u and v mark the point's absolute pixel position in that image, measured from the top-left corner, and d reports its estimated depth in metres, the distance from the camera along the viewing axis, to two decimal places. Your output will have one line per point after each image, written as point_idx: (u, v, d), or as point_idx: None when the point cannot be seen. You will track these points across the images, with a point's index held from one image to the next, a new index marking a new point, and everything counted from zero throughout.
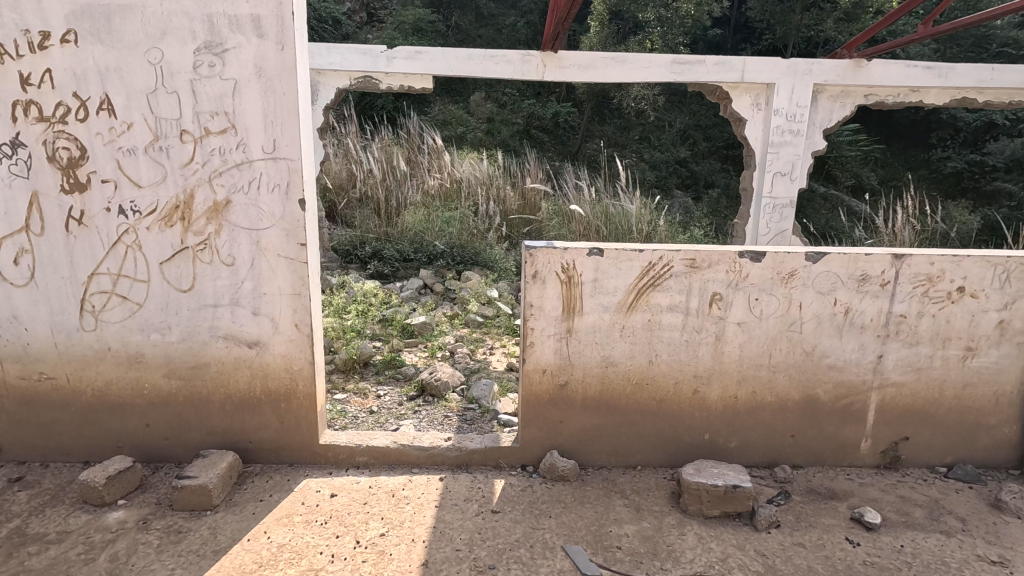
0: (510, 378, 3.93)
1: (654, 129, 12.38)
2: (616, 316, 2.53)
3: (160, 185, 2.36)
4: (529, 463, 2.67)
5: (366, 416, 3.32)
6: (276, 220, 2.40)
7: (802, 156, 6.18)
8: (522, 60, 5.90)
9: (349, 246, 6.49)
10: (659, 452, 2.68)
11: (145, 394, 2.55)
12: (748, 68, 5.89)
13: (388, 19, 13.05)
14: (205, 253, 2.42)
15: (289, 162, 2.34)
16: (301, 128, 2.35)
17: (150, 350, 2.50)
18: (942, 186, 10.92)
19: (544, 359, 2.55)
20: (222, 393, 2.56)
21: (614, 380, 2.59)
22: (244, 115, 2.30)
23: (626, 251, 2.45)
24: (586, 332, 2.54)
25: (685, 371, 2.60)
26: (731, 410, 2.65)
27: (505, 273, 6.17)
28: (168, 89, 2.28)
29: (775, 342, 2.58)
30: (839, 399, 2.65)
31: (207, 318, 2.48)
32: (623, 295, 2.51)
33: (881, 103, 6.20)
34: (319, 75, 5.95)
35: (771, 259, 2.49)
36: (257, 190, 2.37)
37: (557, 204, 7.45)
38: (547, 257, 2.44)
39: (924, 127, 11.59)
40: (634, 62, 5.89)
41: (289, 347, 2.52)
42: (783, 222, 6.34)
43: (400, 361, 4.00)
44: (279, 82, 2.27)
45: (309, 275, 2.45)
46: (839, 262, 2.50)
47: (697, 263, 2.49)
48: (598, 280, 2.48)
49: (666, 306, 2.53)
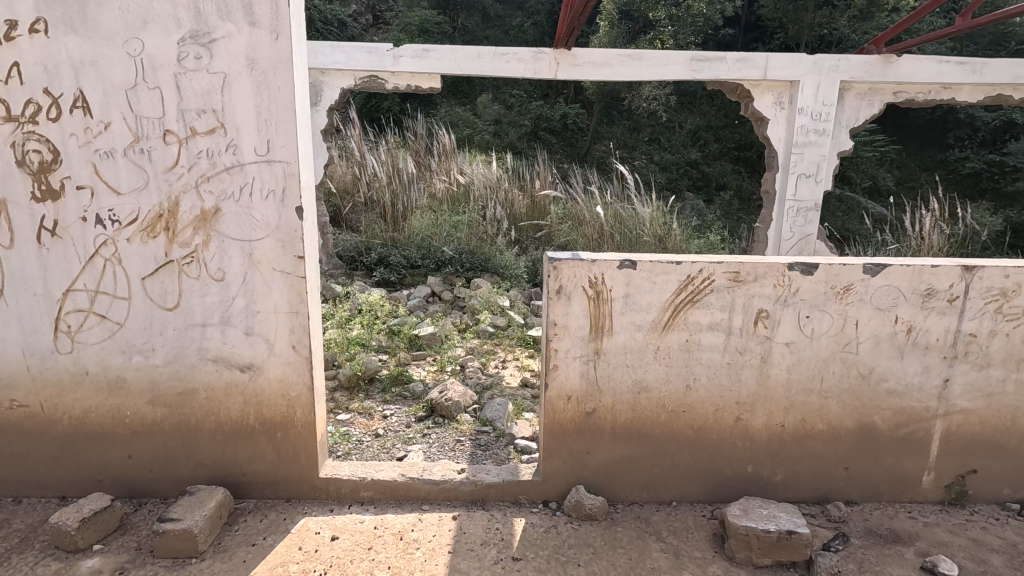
0: (525, 397, 3.68)
1: (664, 129, 12.07)
2: (650, 335, 2.26)
3: (142, 191, 2.11)
4: (552, 498, 2.41)
5: (371, 441, 3.06)
6: (270, 230, 2.15)
7: (828, 156, 5.87)
8: (534, 58, 5.66)
9: (354, 253, 6.29)
10: (695, 486, 2.41)
11: (128, 423, 2.31)
12: (771, 64, 5.61)
13: (394, 20, 12.85)
14: (192, 266, 2.18)
15: (285, 165, 2.10)
16: (299, 127, 2.10)
17: (133, 374, 2.26)
18: (961, 188, 10.56)
19: (570, 384, 2.29)
20: (212, 422, 2.31)
21: (646, 407, 2.33)
22: (235, 113, 2.06)
23: (662, 264, 2.19)
24: (616, 354, 2.27)
25: (726, 397, 2.33)
26: (777, 440, 2.38)
27: (517, 280, 5.96)
28: (150, 85, 2.03)
29: (828, 365, 2.30)
30: (899, 427, 2.37)
31: (195, 339, 2.24)
32: (658, 312, 2.24)
33: (912, 100, 5.93)
34: (323, 75, 5.72)
35: (824, 272, 2.22)
36: (249, 197, 2.12)
37: (567, 207, 7.21)
38: (573, 270, 2.18)
39: (941, 127, 11.08)
40: (651, 59, 5.65)
41: (285, 370, 2.27)
42: (807, 226, 6.02)
43: (407, 377, 3.75)
44: (274, 76, 2.03)
45: (307, 290, 2.21)
46: (901, 276, 2.22)
47: (741, 277, 2.22)
48: (630, 295, 2.22)
49: (705, 325, 2.26)
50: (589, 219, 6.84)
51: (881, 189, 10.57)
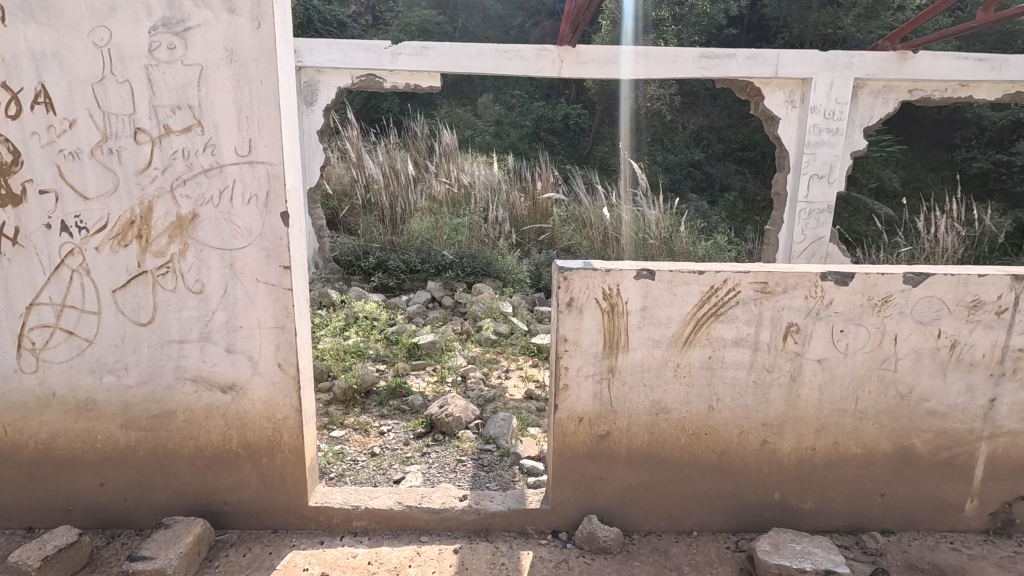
0: (529, 411, 3.49)
1: (667, 130, 11.79)
2: (669, 351, 2.07)
3: (111, 195, 1.92)
4: (562, 528, 2.22)
5: (366, 461, 2.87)
6: (253, 238, 1.96)
7: (841, 157, 5.67)
8: (537, 55, 5.47)
9: (352, 257, 6.07)
10: (717, 514, 2.21)
11: (99, 449, 2.11)
12: (782, 61, 5.42)
13: (395, 19, 12.68)
14: (167, 278, 1.98)
15: (268, 166, 1.91)
16: (284, 125, 1.91)
17: (104, 396, 2.07)
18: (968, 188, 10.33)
19: (581, 405, 2.10)
20: (191, 447, 2.12)
21: (665, 429, 2.14)
22: (213, 110, 1.87)
23: (683, 273, 2.00)
24: (632, 371, 2.08)
25: (752, 418, 2.13)
26: (807, 464, 2.18)
27: (519, 284, 5.76)
28: (119, 78, 1.84)
29: (863, 384, 2.11)
30: (940, 451, 2.17)
31: (171, 357, 2.04)
32: (679, 326, 2.05)
33: (927, 99, 5.72)
34: (318, 74, 5.50)
35: (860, 282, 2.02)
36: (229, 202, 1.93)
37: (570, 210, 7.03)
38: (586, 281, 1.99)
39: (947, 126, 10.78)
40: (658, 57, 5.47)
41: (271, 391, 2.08)
42: (819, 229, 5.80)
43: (406, 389, 3.55)
44: (254, 68, 1.84)
45: (293, 303, 2.01)
46: (944, 285, 2.03)
47: (770, 288, 2.03)
48: (648, 308, 2.03)
49: (730, 340, 2.07)
50: (593, 221, 6.69)
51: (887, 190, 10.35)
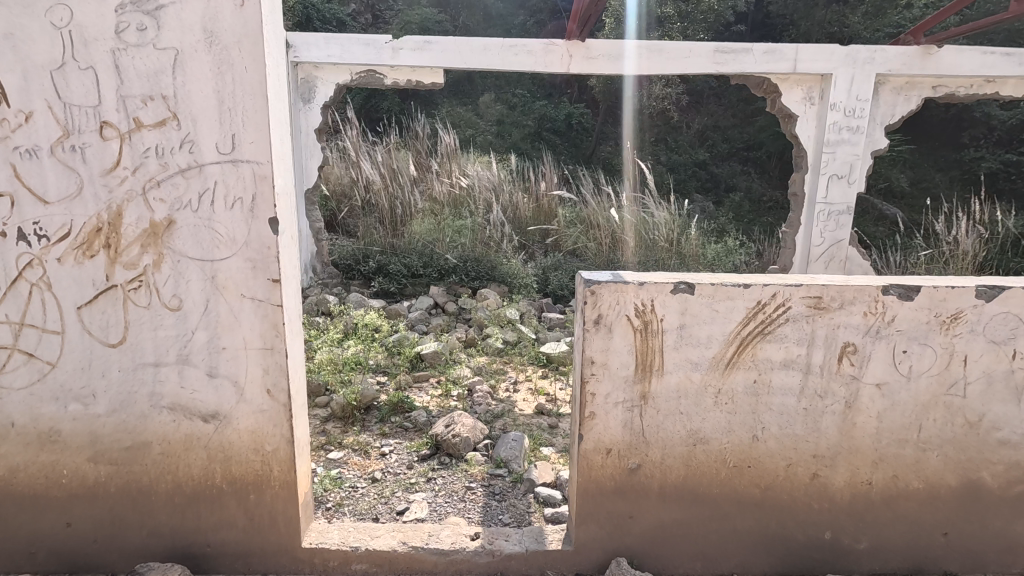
0: (541, 428, 3.25)
1: (670, 129, 11.55)
2: (709, 375, 1.83)
3: (74, 199, 1.68)
4: (586, 571, 1.98)
5: (366, 488, 2.63)
6: (237, 248, 1.72)
7: (862, 156, 5.42)
8: (544, 50, 5.22)
9: (352, 260, 5.82)
10: (760, 556, 1.97)
11: (65, 485, 1.87)
12: (801, 56, 5.19)
13: (394, 17, 12.41)
14: (140, 293, 1.74)
15: (254, 165, 1.67)
16: (272, 119, 1.67)
17: (70, 426, 1.82)
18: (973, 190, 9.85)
19: (609, 434, 1.86)
20: (169, 482, 1.88)
21: (702, 462, 1.90)
22: (191, 101, 1.63)
23: (726, 287, 1.76)
24: (667, 398, 1.84)
25: (802, 450, 1.90)
26: (862, 501, 1.94)
27: (525, 289, 5.52)
28: (82, 64, 1.60)
29: (927, 411, 1.87)
30: (1011, 485, 1.93)
31: (145, 382, 1.80)
32: (721, 347, 1.81)
33: (951, 95, 5.49)
34: (316, 70, 5.24)
35: (927, 297, 1.78)
36: (210, 206, 1.69)
37: (576, 211, 6.79)
38: (615, 296, 1.76)
39: (954, 126, 10.28)
40: (672, 52, 5.22)
41: (259, 420, 1.84)
42: (839, 231, 5.54)
43: (409, 405, 3.30)
44: (237, 52, 1.60)
45: (285, 321, 1.78)
46: (1022, 301, 1.79)
47: (824, 303, 1.79)
48: (686, 327, 1.79)
49: (778, 363, 1.83)
50: (601, 224, 6.46)
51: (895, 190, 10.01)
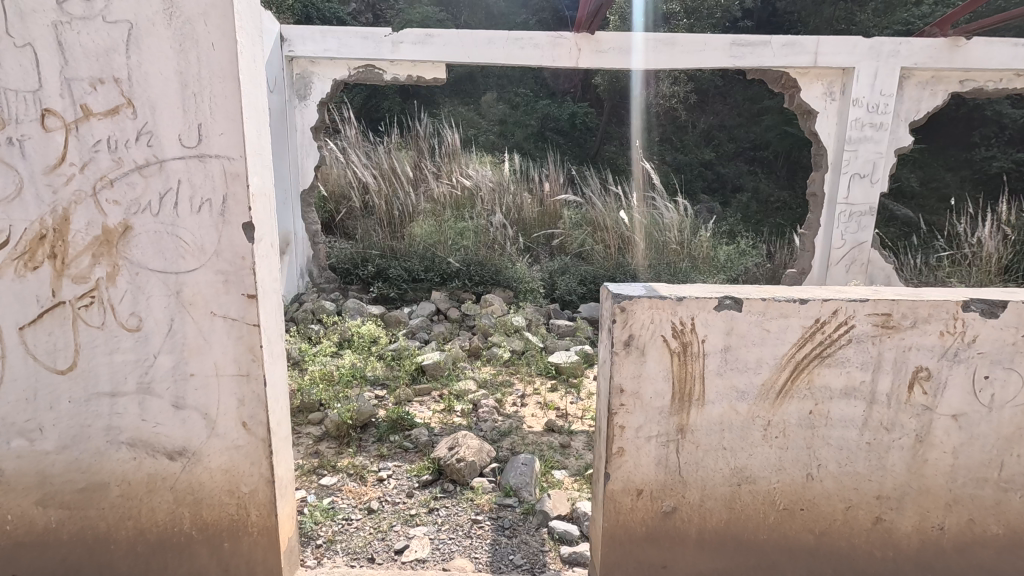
0: (551, 447, 2.98)
1: (675, 129, 11.27)
2: (759, 405, 1.57)
3: (12, 201, 1.43)
4: None
5: (361, 521, 2.36)
6: (206, 258, 1.46)
7: (885, 154, 5.15)
8: (552, 43, 4.96)
9: (349, 265, 5.55)
10: None
11: (11, 532, 1.61)
12: (822, 49, 4.92)
13: (395, 16, 12.12)
14: (92, 311, 1.49)
15: (223, 162, 1.41)
16: (244, 107, 1.42)
17: (14, 465, 1.57)
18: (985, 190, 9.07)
19: (640, 474, 1.61)
20: (130, 529, 1.62)
21: (748, 504, 1.64)
22: (149, 84, 1.37)
23: (780, 304, 1.50)
24: (708, 431, 1.59)
25: (863, 490, 1.63)
26: (932, 549, 1.67)
27: (531, 294, 5.26)
28: (20, 42, 1.36)
29: (1010, 446, 1.61)
30: None
31: (100, 414, 1.55)
32: (773, 372, 1.55)
33: (980, 90, 5.21)
34: (312, 66, 4.98)
35: (1014, 314, 1.52)
36: (174, 209, 1.44)
37: (581, 213, 6.54)
38: (648, 315, 1.50)
39: (964, 124, 9.41)
40: (686, 45, 4.97)
41: (234, 457, 1.58)
42: (860, 233, 5.26)
43: (409, 422, 3.05)
44: (204, 28, 1.35)
45: (262, 344, 1.52)
46: None
47: (893, 321, 1.52)
48: (732, 349, 1.53)
49: (838, 391, 1.57)
50: (609, 225, 6.20)
51: (902, 190, 9.35)
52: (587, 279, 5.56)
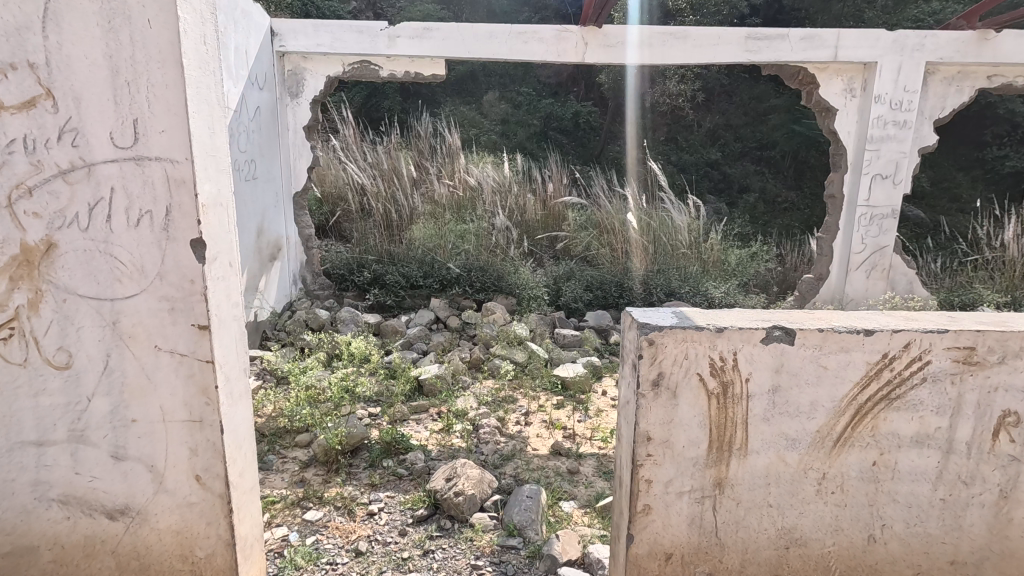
0: (557, 475, 2.72)
1: (681, 128, 11.00)
2: (814, 455, 1.31)
3: None
4: None
5: (348, 566, 2.10)
6: (147, 280, 1.21)
7: (908, 154, 4.88)
8: (557, 38, 4.68)
9: (344, 270, 5.27)
10: None
11: None
12: (843, 43, 4.65)
13: (395, 14, 11.84)
14: (12, 345, 1.23)
15: (166, 164, 1.16)
16: (192, 97, 1.17)
17: None
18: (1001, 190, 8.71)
19: (669, 536, 1.35)
20: None
21: (798, 571, 1.38)
22: (73, 68, 1.12)
23: (841, 336, 1.24)
24: (751, 486, 1.33)
25: (934, 555, 1.37)
26: None
27: (534, 301, 5.00)
28: None
29: None
30: None
31: (25, 467, 1.29)
32: (831, 417, 1.29)
33: (1008, 86, 4.91)
34: (304, 61, 4.71)
35: None
36: (108, 220, 1.19)
37: (586, 215, 6.31)
38: (682, 348, 1.24)
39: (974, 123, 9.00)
40: (698, 39, 4.71)
41: (188, 514, 1.34)
42: (882, 236, 4.99)
43: (404, 445, 2.79)
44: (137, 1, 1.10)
45: (218, 382, 1.27)
46: None
47: (976, 357, 1.26)
48: (782, 390, 1.27)
49: (908, 438, 1.31)
50: (616, 228, 5.91)
51: (912, 191, 9.00)
52: (594, 285, 5.28)
